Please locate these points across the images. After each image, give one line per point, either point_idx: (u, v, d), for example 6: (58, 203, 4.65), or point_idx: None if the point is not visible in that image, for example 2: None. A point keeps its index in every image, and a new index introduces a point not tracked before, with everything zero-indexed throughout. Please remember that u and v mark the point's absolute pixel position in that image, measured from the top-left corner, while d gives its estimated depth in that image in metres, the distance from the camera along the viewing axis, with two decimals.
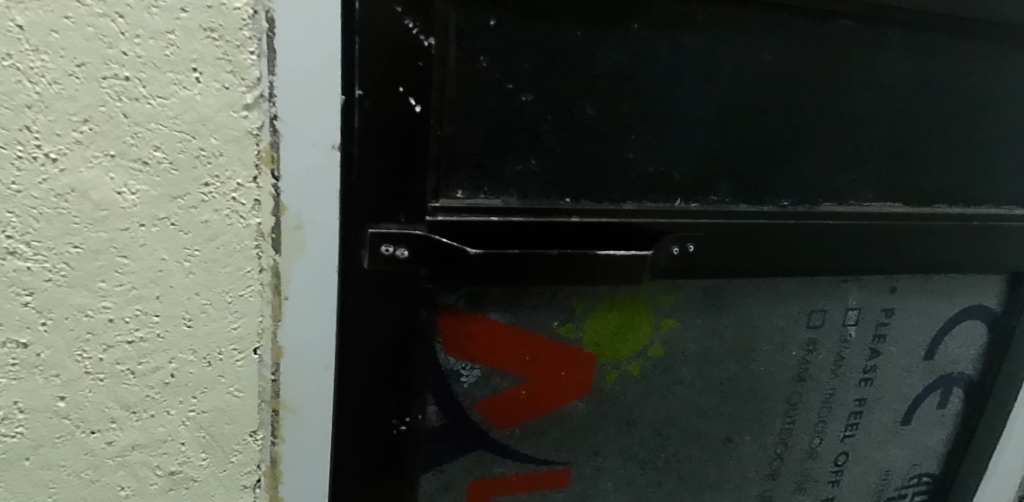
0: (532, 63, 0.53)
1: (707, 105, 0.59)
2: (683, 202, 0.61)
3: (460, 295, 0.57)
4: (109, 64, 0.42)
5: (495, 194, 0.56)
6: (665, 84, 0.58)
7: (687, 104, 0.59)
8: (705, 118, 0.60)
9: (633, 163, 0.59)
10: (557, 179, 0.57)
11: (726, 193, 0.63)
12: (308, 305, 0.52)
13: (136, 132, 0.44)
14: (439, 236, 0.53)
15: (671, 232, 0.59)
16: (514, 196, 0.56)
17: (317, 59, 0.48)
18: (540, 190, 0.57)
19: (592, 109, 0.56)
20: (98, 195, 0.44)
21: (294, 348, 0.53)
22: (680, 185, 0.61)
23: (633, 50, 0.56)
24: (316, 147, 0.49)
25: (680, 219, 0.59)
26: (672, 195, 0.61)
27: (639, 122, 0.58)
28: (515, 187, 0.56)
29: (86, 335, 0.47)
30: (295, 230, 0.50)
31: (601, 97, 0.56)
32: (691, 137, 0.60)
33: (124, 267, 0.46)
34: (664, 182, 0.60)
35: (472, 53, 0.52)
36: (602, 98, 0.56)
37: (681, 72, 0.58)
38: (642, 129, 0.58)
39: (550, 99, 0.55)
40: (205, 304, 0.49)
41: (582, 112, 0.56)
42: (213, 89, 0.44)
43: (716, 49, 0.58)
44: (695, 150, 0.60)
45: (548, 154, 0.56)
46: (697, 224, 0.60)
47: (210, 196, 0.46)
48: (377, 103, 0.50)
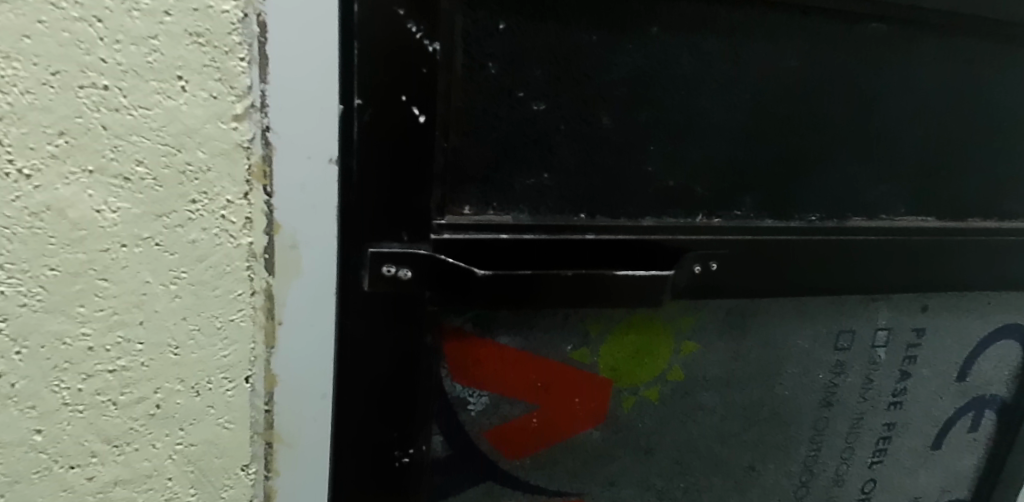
0: (544, 70, 0.50)
1: (729, 114, 0.56)
2: (705, 217, 0.57)
3: (466, 317, 0.54)
4: (86, 72, 0.39)
5: (505, 210, 0.52)
6: (685, 91, 0.54)
7: (710, 113, 0.55)
8: (728, 128, 0.56)
9: (652, 176, 0.55)
10: (571, 193, 0.53)
11: (750, 207, 0.59)
12: (303, 329, 0.49)
13: (116, 145, 0.40)
14: (444, 256, 0.49)
15: (693, 250, 0.55)
16: (524, 212, 0.52)
17: (312, 66, 0.44)
18: (552, 205, 0.53)
19: (608, 118, 0.52)
20: (75, 214, 0.41)
21: (288, 376, 0.49)
22: (702, 199, 0.57)
23: (651, 56, 0.52)
24: (310, 160, 0.46)
25: (702, 235, 0.56)
26: (694, 210, 0.57)
27: (658, 133, 0.54)
28: (525, 203, 0.52)
29: (63, 364, 0.43)
30: (289, 249, 0.47)
31: (618, 105, 0.52)
32: (713, 148, 0.56)
33: (105, 291, 0.43)
34: (684, 196, 0.56)
35: (480, 59, 0.48)
36: (619, 106, 0.52)
37: (703, 79, 0.54)
38: (661, 140, 0.54)
39: (563, 108, 0.51)
40: (193, 330, 0.45)
41: (597, 122, 0.52)
42: (200, 99, 0.41)
43: (739, 55, 0.55)
44: (717, 163, 0.57)
45: (561, 167, 0.52)
46: (719, 241, 0.56)
47: (198, 214, 0.43)
48: (379, 113, 0.46)
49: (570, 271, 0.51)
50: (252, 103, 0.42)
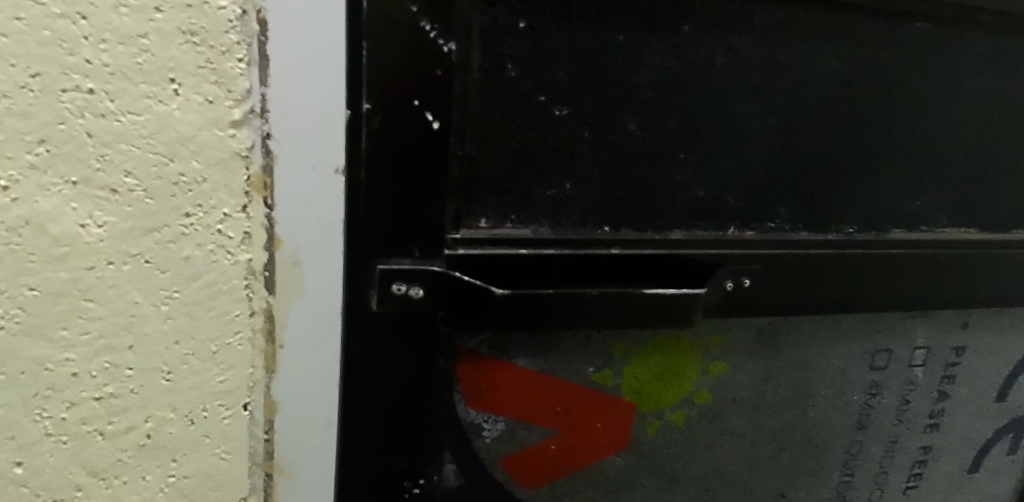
0: (567, 72, 0.46)
1: (764, 120, 0.52)
2: (737, 229, 0.54)
3: (482, 338, 0.50)
4: (69, 74, 0.35)
5: (524, 223, 0.48)
6: (718, 95, 0.50)
7: (743, 117, 0.51)
8: (762, 134, 0.52)
9: (681, 186, 0.51)
10: (594, 205, 0.49)
11: (785, 219, 0.55)
12: (306, 353, 0.45)
13: (102, 153, 0.37)
14: (457, 272, 0.46)
15: (728, 264, 0.51)
16: (544, 225, 0.49)
17: (317, 67, 0.40)
18: (575, 218, 0.49)
19: (634, 124, 0.49)
20: (58, 229, 0.37)
21: (290, 404, 0.46)
22: (734, 211, 0.53)
23: (682, 57, 0.48)
24: (315, 170, 0.42)
25: (734, 249, 0.52)
26: (725, 221, 0.53)
27: (689, 139, 0.50)
28: (546, 215, 0.48)
29: (45, 391, 0.40)
30: (291, 267, 0.43)
31: (646, 110, 0.49)
32: (746, 156, 0.52)
33: (90, 312, 0.39)
34: (715, 207, 0.52)
35: (499, 60, 0.45)
36: (646, 111, 0.49)
37: (736, 82, 0.50)
38: (691, 147, 0.50)
39: (587, 113, 0.47)
40: (186, 354, 0.41)
41: (623, 128, 0.48)
42: (194, 104, 0.37)
43: (775, 56, 0.51)
44: (750, 171, 0.53)
45: (584, 177, 0.48)
46: (752, 255, 0.53)
47: (192, 229, 0.39)
48: (389, 119, 0.43)
49: (595, 290, 0.47)
50: (252, 108, 0.39)
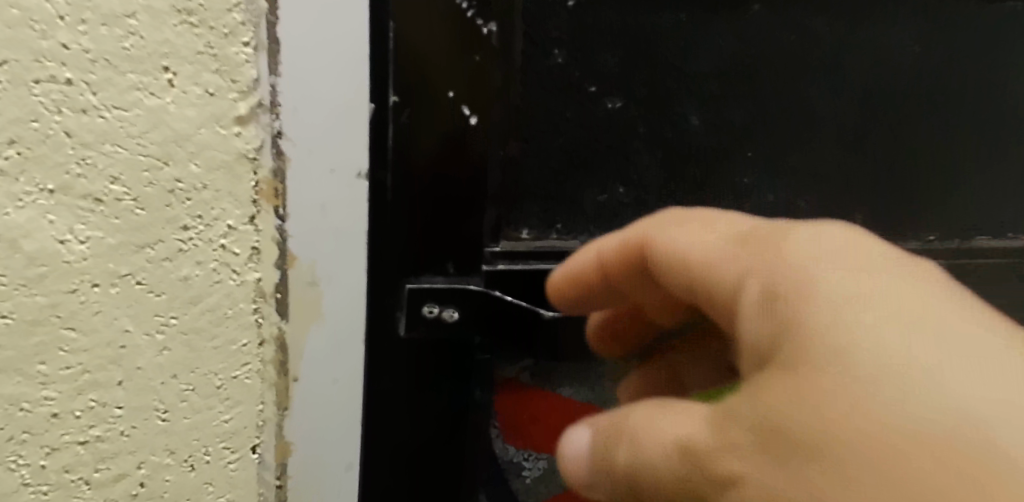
0: (621, 58, 0.40)
1: (841, 112, 0.46)
2: None
3: (523, 366, 0.44)
4: (42, 61, 0.29)
5: (571, 233, 0.42)
6: (790, 83, 0.44)
7: (818, 110, 0.45)
8: (838, 129, 0.46)
9: (749, 189, 0.45)
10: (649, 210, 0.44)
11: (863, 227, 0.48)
12: (324, 386, 0.39)
13: (84, 156, 0.31)
14: (498, 291, 0.40)
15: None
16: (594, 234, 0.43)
17: (336, 51, 0.34)
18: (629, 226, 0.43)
19: (698, 117, 0.43)
20: (32, 246, 0.31)
21: (306, 446, 0.39)
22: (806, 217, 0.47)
23: (751, 39, 0.42)
24: (334, 174, 0.36)
25: None
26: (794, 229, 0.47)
27: (757, 134, 0.44)
28: (597, 225, 0.43)
29: (20, 436, 0.34)
30: (308, 287, 0.37)
31: (711, 100, 0.42)
32: (821, 154, 0.46)
33: (72, 343, 0.33)
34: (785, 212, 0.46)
35: (545, 43, 0.39)
36: (712, 103, 0.42)
37: (811, 68, 0.44)
38: (759, 143, 0.44)
39: (644, 105, 0.41)
40: (185, 390, 0.36)
41: (686, 123, 0.42)
42: (192, 97, 0.31)
43: (854, 39, 0.45)
44: (823, 171, 0.47)
45: (640, 179, 0.43)
46: None
47: (191, 244, 0.33)
48: (420, 113, 0.37)
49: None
50: (260, 101, 0.33)
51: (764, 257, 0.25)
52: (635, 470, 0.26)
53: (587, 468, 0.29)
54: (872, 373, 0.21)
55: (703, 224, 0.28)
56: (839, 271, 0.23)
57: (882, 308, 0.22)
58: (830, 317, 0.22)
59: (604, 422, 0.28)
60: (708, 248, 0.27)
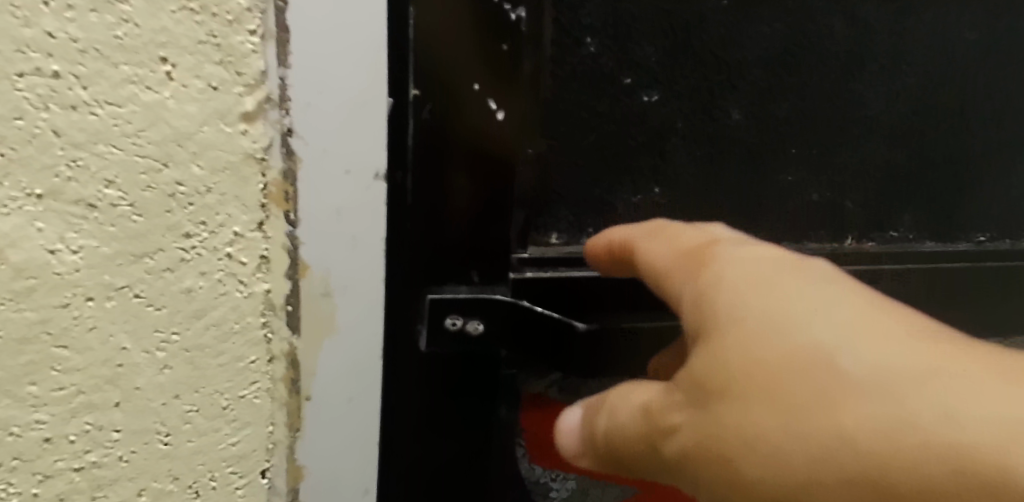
0: (658, 47, 0.37)
1: (891, 104, 0.43)
2: (854, 241, 0.44)
3: (551, 380, 0.41)
4: (26, 51, 0.26)
5: None
6: (838, 73, 0.41)
7: (866, 102, 0.42)
8: (887, 123, 0.43)
9: (791, 188, 0.42)
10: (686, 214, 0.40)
11: (911, 228, 0.45)
12: (339, 406, 0.36)
13: (75, 158, 0.28)
14: (526, 301, 0.37)
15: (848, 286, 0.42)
16: None
17: (350, 39, 0.31)
18: None
19: (739, 112, 0.40)
20: (18, 257, 0.28)
21: (320, 470, 0.37)
22: (851, 218, 0.44)
23: (797, 25, 0.39)
24: (349, 176, 0.32)
25: (852, 264, 0.42)
26: (840, 231, 0.44)
27: (802, 128, 0.41)
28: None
29: (9, 463, 0.31)
30: (321, 299, 0.34)
31: (753, 92, 0.40)
32: (869, 150, 0.43)
33: (65, 362, 0.31)
34: (829, 214, 0.43)
35: (576, 32, 0.36)
36: (754, 95, 0.40)
37: (860, 56, 0.41)
38: (805, 139, 0.41)
39: (681, 99, 0.38)
40: (189, 411, 0.33)
41: (726, 117, 0.40)
42: (193, 91, 0.28)
43: (905, 26, 0.41)
44: (872, 168, 0.43)
45: (676, 179, 0.40)
46: (875, 272, 0.43)
47: (194, 253, 0.30)
48: (443, 108, 0.34)
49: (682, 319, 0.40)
50: (268, 96, 0.30)
51: (695, 264, 0.29)
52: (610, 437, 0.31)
53: (577, 443, 0.33)
54: (762, 336, 0.26)
55: (670, 240, 0.32)
56: (750, 268, 0.28)
57: (777, 296, 0.26)
58: (729, 300, 0.27)
59: (592, 403, 0.33)
60: (661, 256, 0.31)
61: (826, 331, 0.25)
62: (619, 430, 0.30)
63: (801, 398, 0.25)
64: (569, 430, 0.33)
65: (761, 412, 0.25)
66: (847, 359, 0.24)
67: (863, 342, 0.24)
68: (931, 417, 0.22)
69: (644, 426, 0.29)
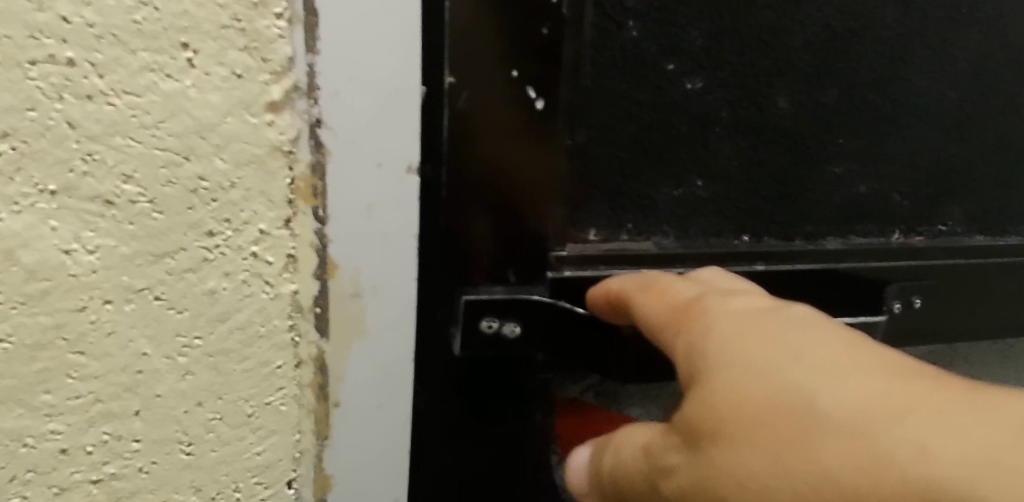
0: (705, 30, 0.36)
1: (938, 90, 0.42)
2: (901, 235, 0.44)
3: (586, 386, 0.43)
4: (39, 37, 0.24)
5: (643, 233, 0.38)
6: (886, 61, 0.40)
7: (915, 88, 0.41)
8: (933, 110, 0.42)
9: (838, 181, 0.41)
10: (729, 207, 0.39)
11: (957, 220, 0.45)
12: (368, 412, 0.34)
13: (91, 151, 0.26)
14: (565, 302, 0.35)
15: (895, 282, 0.40)
16: (668, 234, 0.39)
17: (381, 23, 0.28)
18: (707, 225, 0.39)
19: (786, 99, 0.39)
20: (31, 258, 0.27)
21: (347, 481, 0.35)
22: (899, 211, 0.43)
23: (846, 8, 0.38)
24: (380, 169, 0.30)
25: (902, 259, 0.41)
26: (886, 227, 0.43)
27: (848, 119, 0.40)
28: (671, 224, 0.39)
29: (23, 475, 0.29)
30: (350, 300, 0.32)
31: (800, 82, 0.39)
32: (917, 139, 0.43)
33: (81, 369, 0.29)
34: (875, 207, 0.43)
35: (620, 16, 0.34)
36: (800, 81, 0.39)
37: (905, 43, 0.40)
38: (852, 131, 0.41)
39: (726, 87, 0.37)
40: (212, 419, 0.31)
41: (773, 104, 0.38)
42: (216, 79, 0.26)
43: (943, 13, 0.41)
44: (918, 160, 0.43)
45: (719, 171, 0.39)
46: (923, 268, 0.42)
47: (217, 253, 0.28)
48: (479, 96, 0.32)
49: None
50: (296, 84, 0.28)
51: (682, 315, 0.29)
52: (615, 481, 0.30)
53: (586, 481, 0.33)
54: (740, 377, 0.24)
55: (659, 293, 0.31)
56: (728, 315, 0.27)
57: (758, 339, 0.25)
58: (719, 348, 0.26)
59: (600, 441, 0.33)
60: (652, 311, 0.30)
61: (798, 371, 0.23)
62: (622, 473, 0.30)
63: (776, 438, 0.23)
64: (578, 468, 0.34)
65: (744, 458, 0.24)
66: (825, 398, 0.22)
67: (839, 380, 0.22)
68: (906, 453, 0.20)
69: (646, 470, 0.28)
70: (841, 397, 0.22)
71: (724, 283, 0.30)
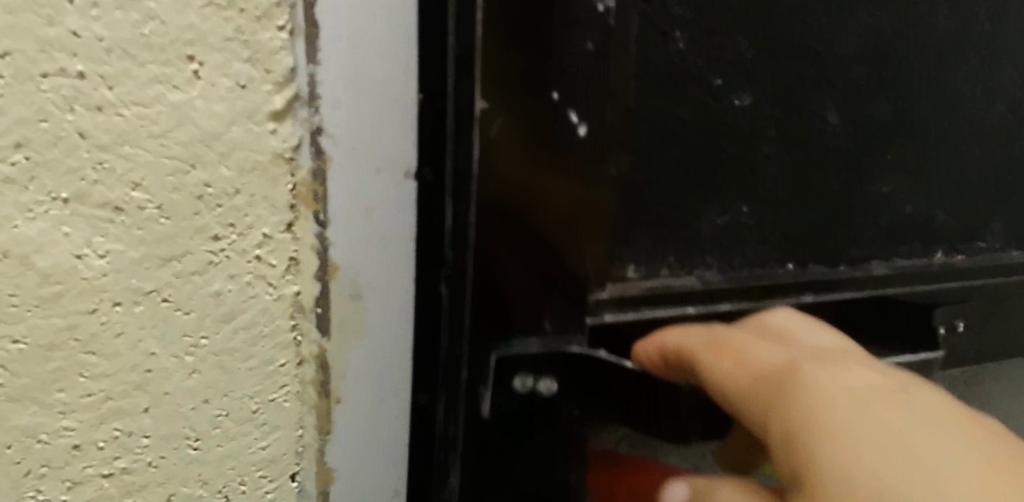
0: (750, 41, 0.37)
1: (978, 107, 0.45)
2: (944, 254, 0.47)
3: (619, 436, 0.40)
4: (50, 51, 0.25)
5: (686, 267, 0.40)
6: (927, 77, 0.42)
7: (956, 105, 0.44)
8: (972, 124, 0.45)
9: (885, 198, 0.43)
10: (761, 230, 0.42)
11: (997, 237, 0.48)
12: (366, 406, 0.35)
13: (101, 160, 0.27)
14: (602, 350, 0.37)
15: (942, 304, 0.46)
16: (714, 268, 0.41)
17: (378, 34, 0.29)
18: (756, 251, 0.41)
19: (835, 116, 0.40)
20: (44, 262, 0.28)
21: (346, 472, 0.36)
22: (942, 229, 0.46)
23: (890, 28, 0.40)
24: (379, 174, 0.31)
25: (946, 281, 0.46)
26: (931, 246, 0.46)
27: (893, 135, 0.42)
28: (714, 254, 0.41)
29: (38, 470, 0.31)
30: (351, 300, 0.33)
31: (841, 96, 0.40)
32: (960, 154, 0.45)
33: (93, 368, 0.30)
34: (920, 225, 0.45)
35: (666, 26, 0.35)
36: (848, 101, 0.40)
37: (945, 59, 0.42)
38: (899, 145, 0.43)
39: (771, 101, 0.38)
40: (218, 416, 0.32)
41: (823, 123, 0.40)
42: (221, 90, 0.27)
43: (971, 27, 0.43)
44: (960, 173, 0.45)
45: (766, 197, 0.40)
46: (963, 288, 0.47)
47: (222, 256, 0.30)
48: (516, 121, 0.32)
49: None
50: (297, 93, 0.29)
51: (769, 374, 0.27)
52: None
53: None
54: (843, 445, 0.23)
55: (739, 352, 0.29)
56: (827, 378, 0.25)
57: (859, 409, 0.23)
58: (816, 408, 0.24)
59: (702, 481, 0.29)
60: (732, 368, 0.29)
61: (904, 450, 0.22)
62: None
63: None
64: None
65: None
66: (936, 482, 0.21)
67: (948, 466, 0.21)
68: None
69: None
70: (952, 483, 0.21)
71: (807, 347, 0.29)
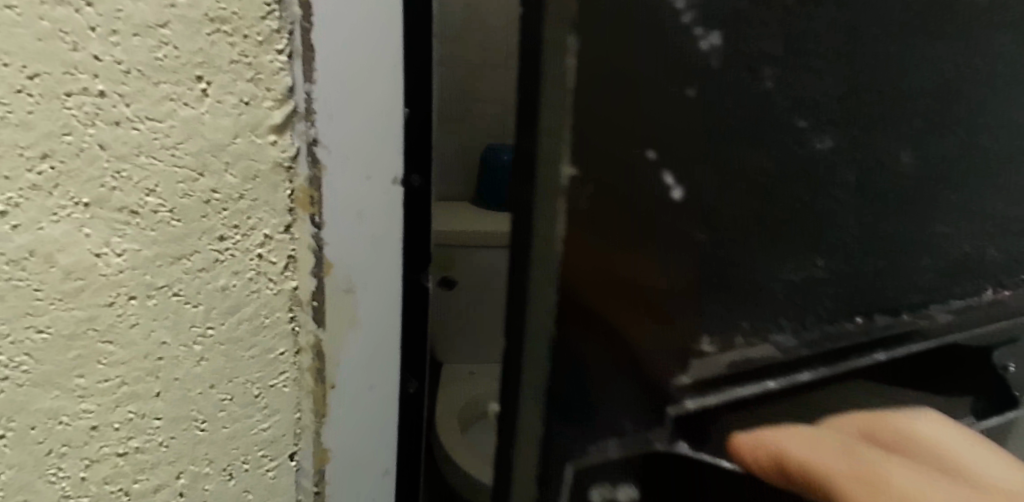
0: (832, 77, 0.33)
1: None
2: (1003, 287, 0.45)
3: None
4: (74, 74, 0.29)
5: (759, 334, 0.36)
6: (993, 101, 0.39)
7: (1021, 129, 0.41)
8: None
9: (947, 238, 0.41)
10: (838, 289, 0.38)
11: None
12: (359, 392, 0.38)
13: (119, 169, 0.30)
14: (680, 443, 0.35)
15: (1003, 348, 0.49)
16: (788, 331, 0.37)
17: (371, 55, 0.32)
18: (827, 307, 0.38)
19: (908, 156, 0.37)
20: (68, 259, 0.31)
21: (341, 453, 0.39)
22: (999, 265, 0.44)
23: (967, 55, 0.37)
24: (369, 181, 0.34)
25: (1007, 320, 0.46)
26: (983, 285, 0.44)
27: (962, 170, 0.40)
28: (787, 316, 0.37)
29: (59, 449, 0.34)
30: (344, 296, 0.36)
31: (920, 134, 0.37)
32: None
33: (110, 356, 0.33)
34: (978, 264, 0.43)
35: (753, 64, 0.31)
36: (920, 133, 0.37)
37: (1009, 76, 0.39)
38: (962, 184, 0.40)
39: (852, 140, 0.35)
40: (223, 399, 0.35)
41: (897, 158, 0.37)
42: (227, 106, 0.31)
43: None
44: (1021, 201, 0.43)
45: (841, 248, 0.37)
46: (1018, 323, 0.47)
47: (228, 254, 0.33)
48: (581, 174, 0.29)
49: (853, 411, 0.39)
50: (295, 109, 0.32)
51: None
52: None
53: None
54: None
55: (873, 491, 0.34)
56: None
57: None
58: None
59: None
60: None
61: None
62: None
63: None
64: None
65: None
66: None
67: None
68: None
69: None
70: None
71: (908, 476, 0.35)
